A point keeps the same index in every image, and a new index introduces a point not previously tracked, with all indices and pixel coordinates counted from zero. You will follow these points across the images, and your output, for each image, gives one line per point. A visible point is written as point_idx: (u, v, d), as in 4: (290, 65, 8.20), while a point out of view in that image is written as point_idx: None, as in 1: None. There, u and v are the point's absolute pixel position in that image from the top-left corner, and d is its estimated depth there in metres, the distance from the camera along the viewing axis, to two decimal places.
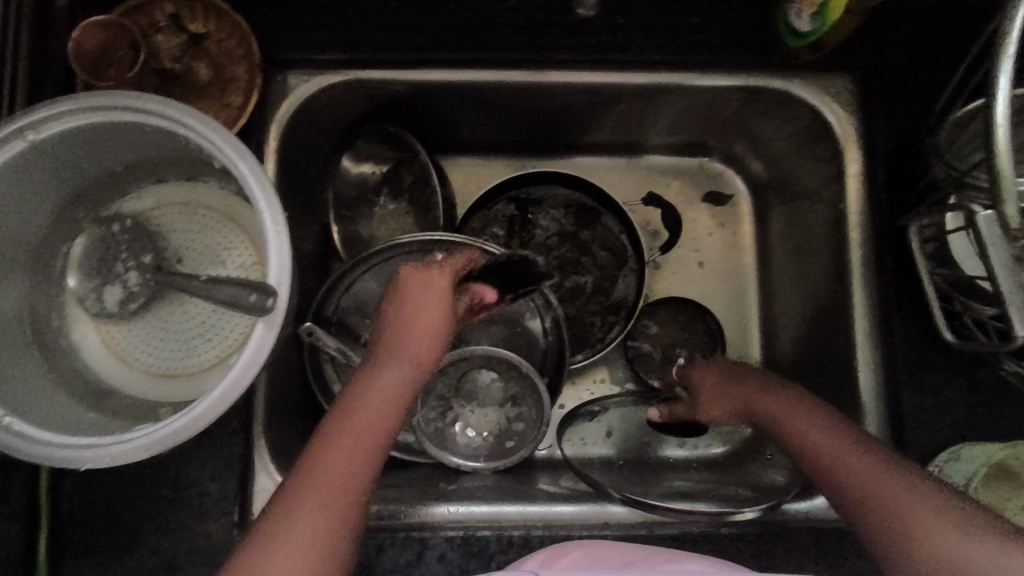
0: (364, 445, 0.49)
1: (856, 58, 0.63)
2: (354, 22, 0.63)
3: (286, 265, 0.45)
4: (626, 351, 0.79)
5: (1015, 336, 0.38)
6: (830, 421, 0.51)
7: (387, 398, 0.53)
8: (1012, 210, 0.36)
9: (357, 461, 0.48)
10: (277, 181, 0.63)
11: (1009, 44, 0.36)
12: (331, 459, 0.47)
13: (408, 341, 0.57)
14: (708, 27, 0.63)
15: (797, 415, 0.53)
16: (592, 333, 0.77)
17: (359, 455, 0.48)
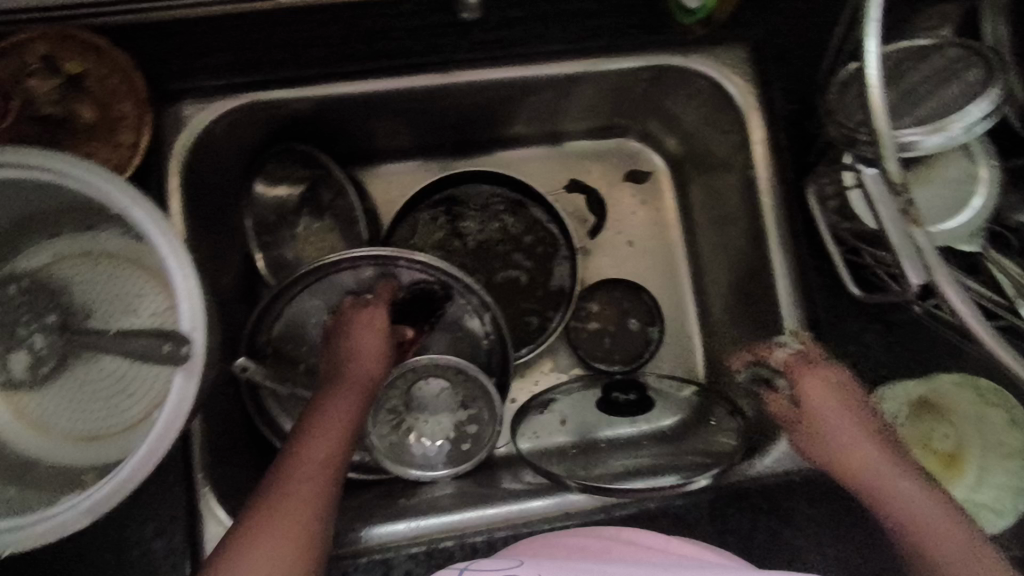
0: (319, 470, 0.51)
1: (747, 29, 0.65)
2: (245, 43, 0.62)
3: (198, 309, 0.43)
4: (568, 337, 0.80)
5: (912, 285, 0.39)
6: (915, 478, 0.50)
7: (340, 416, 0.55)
8: (893, 165, 0.38)
9: (313, 483, 0.51)
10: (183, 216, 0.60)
11: (874, 8, 0.38)
12: (294, 483, 0.50)
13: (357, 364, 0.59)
14: (605, 12, 0.64)
15: (872, 467, 0.51)
16: (533, 324, 0.78)
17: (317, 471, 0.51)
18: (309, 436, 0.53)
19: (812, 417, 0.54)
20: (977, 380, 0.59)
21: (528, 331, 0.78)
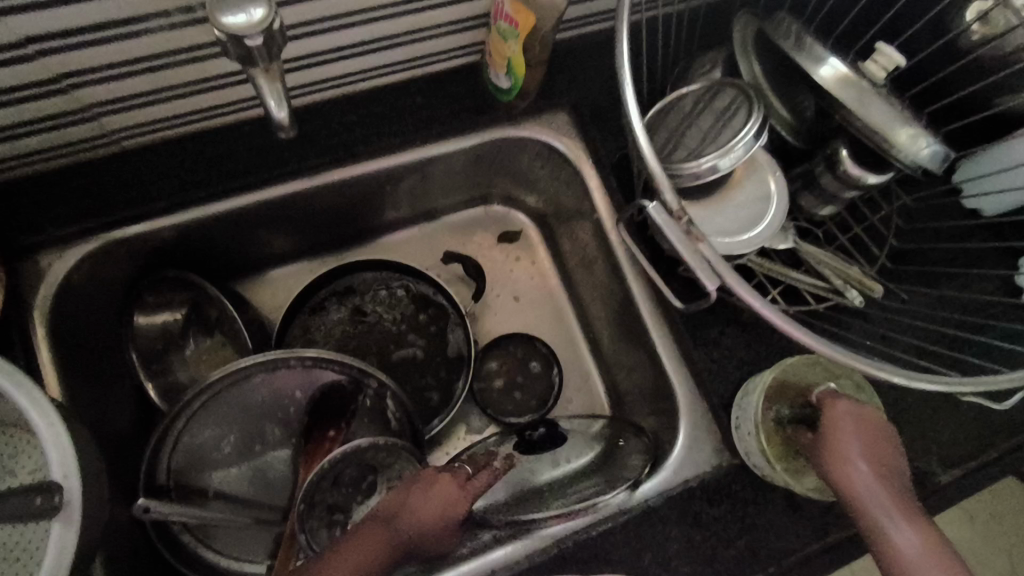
0: None
1: (564, 94, 0.72)
2: (92, 187, 0.63)
3: (68, 456, 0.43)
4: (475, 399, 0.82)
5: (709, 290, 0.47)
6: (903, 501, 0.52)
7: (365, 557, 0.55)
8: (670, 195, 0.46)
9: None
10: (56, 362, 0.60)
11: (625, 85, 0.49)
12: None
13: (401, 510, 0.59)
14: (433, 102, 0.70)
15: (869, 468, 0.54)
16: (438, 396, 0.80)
17: None
18: (336, 557, 0.55)
19: (831, 441, 0.56)
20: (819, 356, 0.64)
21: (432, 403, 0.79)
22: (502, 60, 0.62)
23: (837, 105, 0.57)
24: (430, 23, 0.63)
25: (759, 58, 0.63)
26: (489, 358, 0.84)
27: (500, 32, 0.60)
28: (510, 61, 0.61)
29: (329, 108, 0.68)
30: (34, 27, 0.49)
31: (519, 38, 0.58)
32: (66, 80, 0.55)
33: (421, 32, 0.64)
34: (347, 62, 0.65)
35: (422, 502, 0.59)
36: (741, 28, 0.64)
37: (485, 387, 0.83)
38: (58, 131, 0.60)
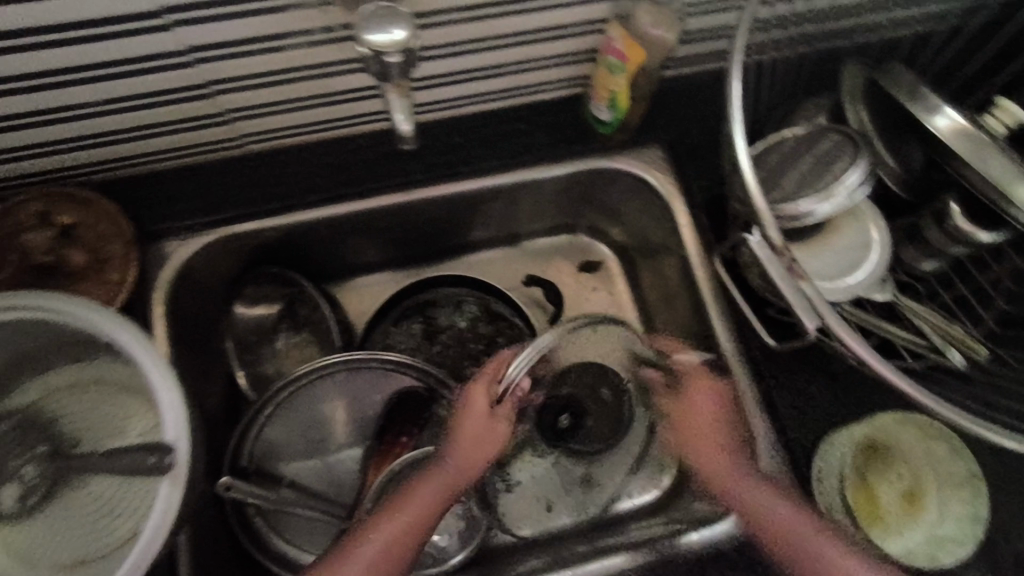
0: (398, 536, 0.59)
1: (660, 130, 0.73)
2: (218, 183, 0.69)
3: (180, 421, 0.47)
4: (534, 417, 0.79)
5: (809, 330, 0.47)
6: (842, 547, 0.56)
7: (425, 500, 0.62)
8: (773, 231, 0.47)
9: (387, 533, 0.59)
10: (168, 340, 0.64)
11: (735, 120, 0.50)
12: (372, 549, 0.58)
13: (450, 456, 0.65)
14: (533, 130, 0.73)
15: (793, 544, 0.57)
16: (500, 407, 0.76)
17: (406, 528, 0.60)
18: (392, 511, 0.61)
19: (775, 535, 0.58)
20: (912, 414, 0.64)
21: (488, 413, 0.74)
22: (606, 92, 0.64)
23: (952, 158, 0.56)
24: (541, 55, 0.64)
25: (866, 105, 0.62)
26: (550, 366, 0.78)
27: (608, 65, 0.61)
28: (615, 93, 0.63)
29: (436, 129, 0.71)
30: (194, 39, 0.53)
31: (626, 71, 0.61)
32: (212, 88, 0.59)
33: (531, 64, 0.65)
34: (455, 88, 0.66)
35: (469, 435, 0.66)
36: (849, 76, 0.64)
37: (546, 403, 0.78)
38: (194, 134, 0.65)
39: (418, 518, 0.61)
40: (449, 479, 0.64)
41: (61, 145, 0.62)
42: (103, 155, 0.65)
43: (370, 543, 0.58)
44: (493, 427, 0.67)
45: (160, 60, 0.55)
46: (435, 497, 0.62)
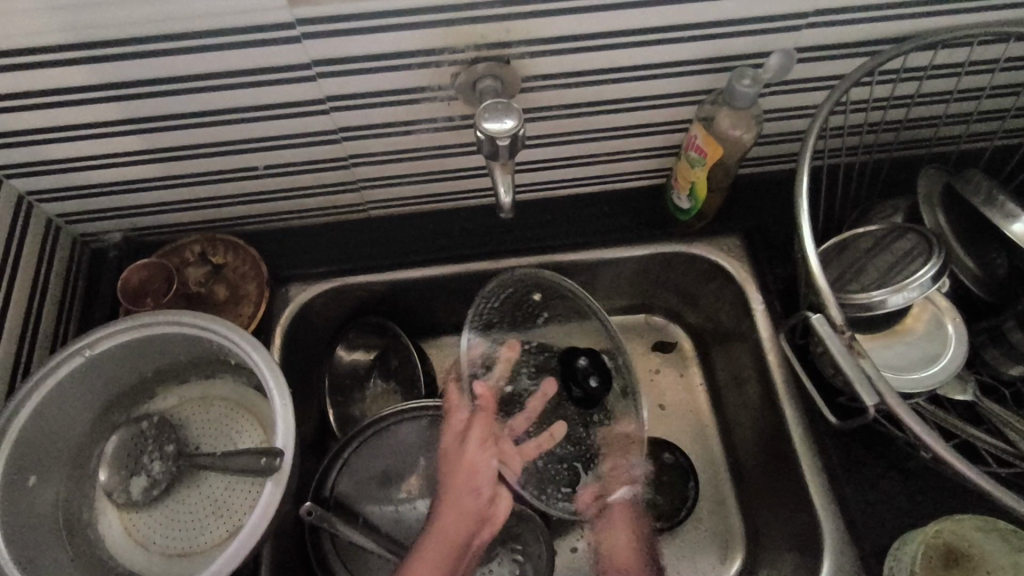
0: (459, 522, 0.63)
1: (736, 224, 0.78)
2: (340, 242, 0.79)
3: (290, 431, 0.55)
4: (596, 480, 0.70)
5: (866, 407, 0.49)
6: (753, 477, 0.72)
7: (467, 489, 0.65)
8: (835, 312, 0.51)
9: (454, 523, 0.63)
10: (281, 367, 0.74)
11: (802, 211, 0.54)
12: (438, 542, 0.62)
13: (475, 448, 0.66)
14: (617, 214, 0.79)
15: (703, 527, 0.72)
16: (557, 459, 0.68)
17: (456, 522, 0.63)
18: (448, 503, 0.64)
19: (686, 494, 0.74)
20: (995, 521, 0.59)
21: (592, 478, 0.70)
22: (686, 182, 0.70)
23: None
24: (628, 147, 0.71)
25: (945, 210, 0.65)
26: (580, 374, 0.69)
27: (689, 159, 0.67)
28: (694, 184, 0.69)
29: (530, 208, 0.79)
30: (345, 121, 0.63)
31: (705, 166, 0.66)
32: (350, 160, 0.69)
33: (617, 154, 0.72)
34: (548, 173, 0.74)
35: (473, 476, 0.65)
36: (926, 179, 0.66)
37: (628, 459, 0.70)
38: (326, 197, 0.75)
39: (453, 510, 0.64)
40: (466, 481, 0.65)
41: (218, 200, 0.73)
42: (248, 210, 0.76)
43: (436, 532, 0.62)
44: (484, 453, 0.65)
45: (313, 138, 0.65)
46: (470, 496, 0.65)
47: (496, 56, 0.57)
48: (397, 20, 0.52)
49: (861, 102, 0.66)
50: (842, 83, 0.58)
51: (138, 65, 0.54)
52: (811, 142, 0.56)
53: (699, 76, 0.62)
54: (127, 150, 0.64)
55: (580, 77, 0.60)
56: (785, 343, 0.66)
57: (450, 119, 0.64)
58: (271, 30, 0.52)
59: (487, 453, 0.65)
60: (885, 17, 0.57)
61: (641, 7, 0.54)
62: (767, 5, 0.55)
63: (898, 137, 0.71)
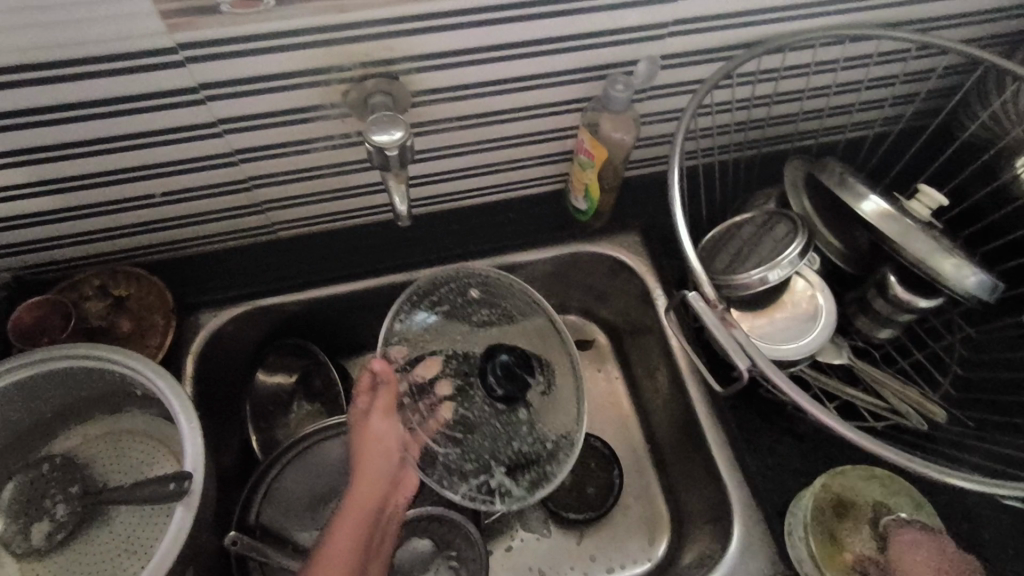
0: (357, 511, 0.59)
1: (634, 221, 0.83)
2: (249, 266, 0.79)
3: (199, 453, 0.54)
4: (506, 457, 0.68)
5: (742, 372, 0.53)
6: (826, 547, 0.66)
7: (376, 468, 0.62)
8: (708, 289, 0.55)
9: (357, 508, 0.60)
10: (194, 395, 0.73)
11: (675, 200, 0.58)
12: (347, 532, 0.57)
13: (381, 427, 0.64)
14: (523, 219, 0.83)
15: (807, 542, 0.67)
16: (452, 435, 0.67)
17: (360, 507, 0.59)
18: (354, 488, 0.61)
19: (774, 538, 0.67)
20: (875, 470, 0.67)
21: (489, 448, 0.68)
22: (580, 185, 0.75)
23: (881, 237, 0.64)
24: (524, 155, 0.75)
25: (811, 195, 0.72)
26: (493, 362, 0.68)
27: (580, 162, 0.72)
28: (587, 187, 0.74)
29: (440, 219, 0.82)
30: (241, 143, 0.63)
31: (594, 167, 0.71)
32: (250, 183, 0.69)
33: (516, 162, 0.76)
34: (452, 184, 0.77)
35: (379, 442, 0.64)
36: (791, 171, 0.74)
37: (544, 436, 0.69)
38: (231, 221, 0.75)
39: (361, 492, 0.61)
40: (369, 465, 0.62)
41: (114, 231, 0.71)
42: (148, 240, 0.74)
43: (337, 525, 0.57)
44: (393, 423, 0.65)
45: (210, 161, 0.65)
46: (366, 483, 0.61)
47: (385, 71, 0.59)
48: (279, 42, 0.53)
49: (730, 102, 0.73)
50: (704, 86, 0.63)
51: (14, 96, 0.53)
52: (681, 139, 0.62)
53: (581, 85, 0.67)
54: (8, 185, 0.62)
55: (469, 90, 0.64)
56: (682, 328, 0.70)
57: (347, 136, 0.65)
58: (150, 56, 0.52)
59: (393, 422, 0.65)
60: (737, 25, 0.64)
61: (518, 23, 0.58)
62: (630, 17, 0.60)
63: (765, 134, 0.78)
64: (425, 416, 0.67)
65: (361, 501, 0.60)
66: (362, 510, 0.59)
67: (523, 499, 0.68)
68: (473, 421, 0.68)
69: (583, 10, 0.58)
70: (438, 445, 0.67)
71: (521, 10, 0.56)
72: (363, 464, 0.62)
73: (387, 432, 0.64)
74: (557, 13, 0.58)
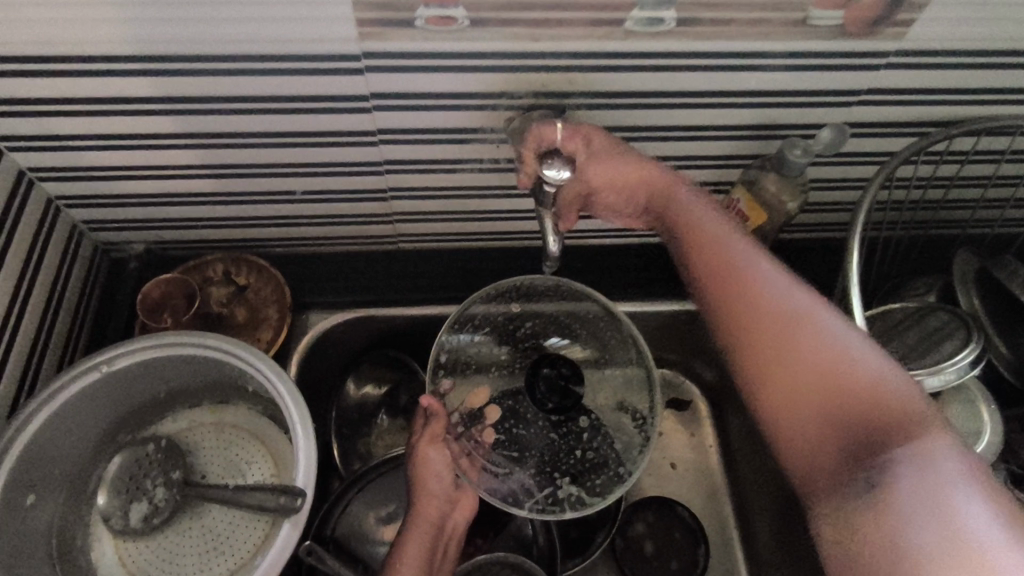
0: (417, 552, 0.59)
1: (764, 288, 0.77)
2: (366, 273, 0.78)
3: (313, 469, 0.53)
4: (569, 468, 0.64)
5: None
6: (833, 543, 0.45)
7: (430, 502, 0.61)
8: None
9: (415, 548, 0.59)
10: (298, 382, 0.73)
11: (857, 288, 0.54)
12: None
13: (432, 460, 0.62)
14: (647, 267, 0.78)
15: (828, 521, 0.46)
16: (510, 456, 0.64)
17: (417, 548, 0.59)
18: (409, 526, 0.61)
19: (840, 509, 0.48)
20: None
21: (551, 460, 0.64)
22: None
23: None
24: None
25: (981, 293, 0.64)
26: (538, 371, 0.64)
27: None
28: None
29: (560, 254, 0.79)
30: (392, 154, 0.62)
31: None
32: (389, 193, 0.68)
33: None
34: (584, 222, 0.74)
35: (429, 479, 0.62)
36: (962, 261, 0.66)
37: (608, 449, 0.66)
38: (358, 226, 0.74)
39: (418, 530, 0.60)
40: (425, 500, 0.61)
41: (249, 220, 0.72)
42: (277, 232, 0.74)
43: (396, 571, 0.58)
44: (440, 454, 0.62)
45: (357, 167, 0.64)
46: (424, 517, 0.61)
47: (554, 104, 0.56)
48: (461, 62, 0.52)
49: (903, 179, 0.67)
50: (890, 161, 0.58)
51: (195, 83, 0.53)
52: (862, 215, 0.56)
53: (749, 142, 0.63)
54: (164, 164, 0.63)
55: (632, 132, 0.60)
56: None
57: (496, 161, 0.63)
58: (334, 60, 0.51)
59: (441, 453, 0.63)
60: (935, 101, 0.59)
61: (706, 71, 0.54)
62: (825, 80, 0.56)
63: (932, 217, 0.72)
64: (477, 439, 0.65)
65: (417, 542, 0.60)
66: (419, 551, 0.59)
67: (595, 506, 0.64)
68: (536, 435, 0.65)
69: (778, 68, 0.54)
70: (494, 466, 0.64)
71: (714, 59, 0.53)
72: (419, 499, 0.62)
73: (439, 464, 0.62)
74: (751, 67, 0.54)
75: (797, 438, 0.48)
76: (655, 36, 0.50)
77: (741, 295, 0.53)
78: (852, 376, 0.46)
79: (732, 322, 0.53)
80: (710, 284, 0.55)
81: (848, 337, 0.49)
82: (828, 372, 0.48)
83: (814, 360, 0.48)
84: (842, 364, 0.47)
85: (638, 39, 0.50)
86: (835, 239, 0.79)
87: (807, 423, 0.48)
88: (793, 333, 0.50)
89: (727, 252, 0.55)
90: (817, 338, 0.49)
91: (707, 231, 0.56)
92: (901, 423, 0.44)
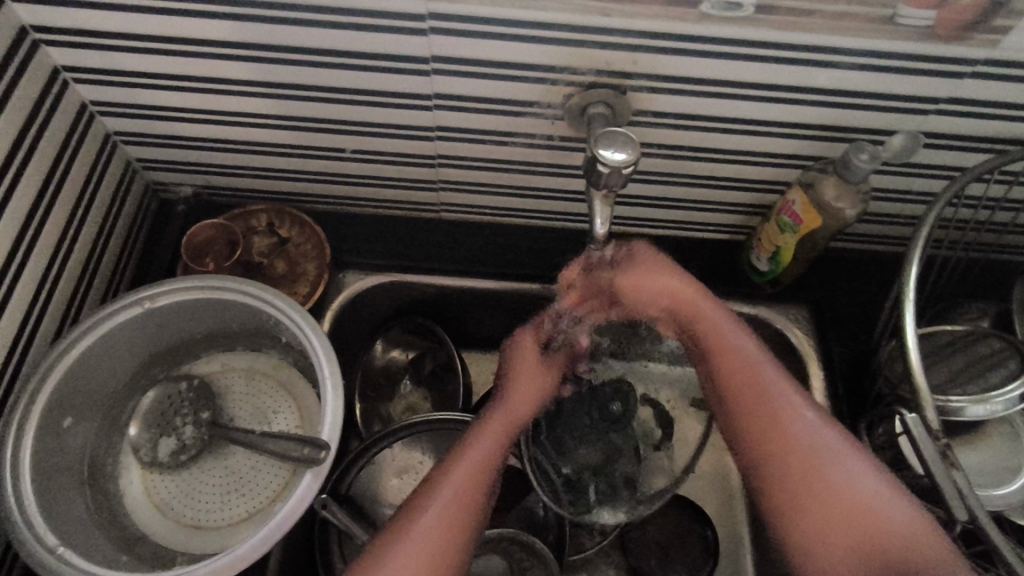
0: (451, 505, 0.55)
1: (808, 294, 0.74)
2: (405, 239, 0.78)
3: (338, 425, 0.54)
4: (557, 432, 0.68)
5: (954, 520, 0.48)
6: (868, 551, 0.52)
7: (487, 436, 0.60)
8: (932, 415, 0.50)
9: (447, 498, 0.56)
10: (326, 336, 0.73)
11: (912, 301, 0.52)
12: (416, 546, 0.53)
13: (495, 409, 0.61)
14: (688, 261, 0.76)
15: (844, 530, 0.53)
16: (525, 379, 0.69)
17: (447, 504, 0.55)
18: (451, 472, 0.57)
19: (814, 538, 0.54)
20: None
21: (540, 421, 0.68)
22: (771, 244, 0.68)
23: None
24: (718, 198, 0.70)
25: None
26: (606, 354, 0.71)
27: (781, 222, 0.65)
28: (780, 248, 0.67)
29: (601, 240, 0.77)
30: (445, 120, 0.62)
31: (798, 233, 0.64)
32: (437, 160, 0.68)
33: (706, 202, 0.70)
34: (630, 209, 0.72)
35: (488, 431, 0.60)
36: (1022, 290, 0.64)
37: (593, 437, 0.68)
38: (404, 190, 0.74)
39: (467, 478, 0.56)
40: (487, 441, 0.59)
41: (295, 173, 0.72)
42: (321, 188, 0.75)
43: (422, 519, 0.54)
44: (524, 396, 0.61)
45: (409, 131, 0.64)
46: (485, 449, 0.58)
47: (616, 84, 0.55)
48: (527, 31, 0.51)
49: (971, 197, 0.64)
50: (962, 175, 0.55)
51: (262, 30, 0.53)
52: (927, 228, 0.54)
53: (814, 142, 0.60)
54: (222, 110, 0.63)
55: (692, 120, 0.59)
56: (862, 436, 0.61)
57: (548, 137, 0.62)
58: (401, 19, 0.51)
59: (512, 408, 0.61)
60: (1018, 117, 0.56)
61: (780, 64, 0.52)
62: (905, 85, 0.53)
63: (996, 239, 0.69)
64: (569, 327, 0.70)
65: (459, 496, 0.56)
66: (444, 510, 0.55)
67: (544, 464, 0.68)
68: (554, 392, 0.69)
69: (856, 66, 0.52)
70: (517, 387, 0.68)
71: (790, 51, 0.51)
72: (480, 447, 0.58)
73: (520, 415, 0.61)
74: (828, 63, 0.52)
75: (817, 531, 0.53)
76: (732, 21, 0.48)
77: (755, 406, 0.56)
78: (882, 510, 0.52)
79: (773, 430, 0.55)
80: (745, 417, 0.56)
81: (870, 470, 0.54)
82: (831, 469, 0.54)
83: (840, 496, 0.53)
84: (853, 473, 0.53)
85: (714, 22, 0.49)
86: (890, 252, 0.76)
87: (819, 504, 0.53)
88: (811, 454, 0.54)
89: (762, 389, 0.56)
90: (847, 474, 0.53)
91: (767, 407, 0.56)
92: (903, 554, 0.51)
